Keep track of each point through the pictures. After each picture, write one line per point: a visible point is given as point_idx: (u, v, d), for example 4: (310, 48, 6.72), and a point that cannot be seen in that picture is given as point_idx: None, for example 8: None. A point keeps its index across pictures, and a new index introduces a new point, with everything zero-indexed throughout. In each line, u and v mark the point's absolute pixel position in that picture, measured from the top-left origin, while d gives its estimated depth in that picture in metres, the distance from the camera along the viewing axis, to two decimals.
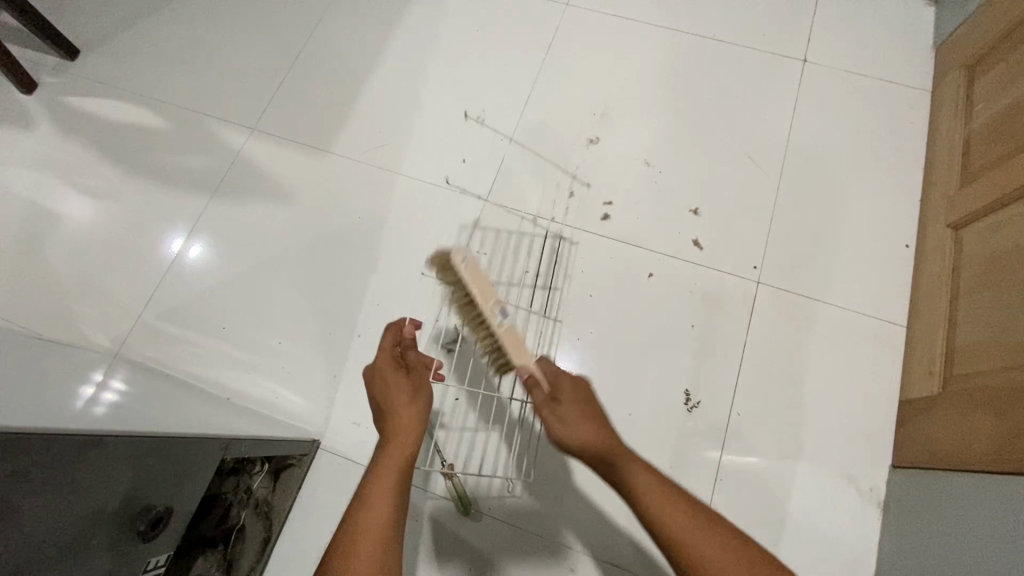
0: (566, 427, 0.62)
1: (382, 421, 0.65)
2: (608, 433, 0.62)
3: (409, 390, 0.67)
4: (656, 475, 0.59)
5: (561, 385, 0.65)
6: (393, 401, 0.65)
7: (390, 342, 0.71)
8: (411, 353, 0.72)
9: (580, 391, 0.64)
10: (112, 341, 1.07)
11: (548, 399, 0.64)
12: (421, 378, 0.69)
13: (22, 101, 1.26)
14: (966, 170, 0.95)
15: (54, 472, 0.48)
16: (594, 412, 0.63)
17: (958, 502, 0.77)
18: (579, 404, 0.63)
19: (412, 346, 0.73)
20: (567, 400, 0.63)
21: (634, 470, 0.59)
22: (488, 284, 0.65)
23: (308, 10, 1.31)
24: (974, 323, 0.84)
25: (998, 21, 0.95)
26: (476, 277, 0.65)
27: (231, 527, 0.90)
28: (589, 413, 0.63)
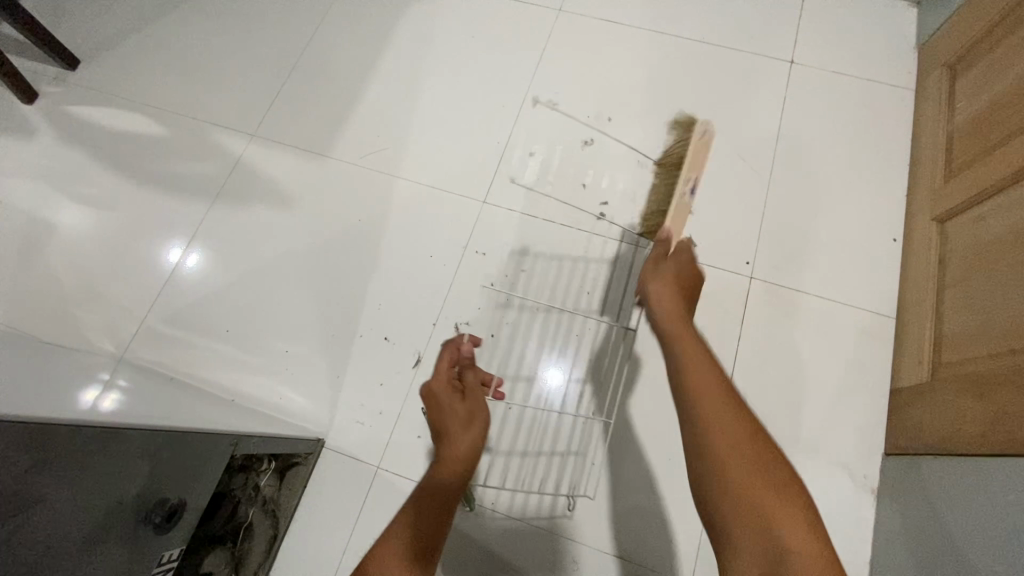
0: (649, 281, 0.69)
1: (438, 444, 0.70)
2: (684, 309, 0.66)
3: (466, 415, 0.71)
4: (702, 343, 0.61)
5: (677, 253, 0.72)
6: (449, 425, 0.70)
7: (447, 361, 0.75)
8: (470, 374, 0.76)
9: (681, 269, 0.70)
10: (115, 346, 1.08)
11: (658, 255, 0.72)
12: (476, 403, 0.72)
13: (23, 111, 1.27)
14: (950, 165, 0.98)
15: (77, 464, 0.50)
16: (681, 289, 0.69)
17: (949, 485, 0.79)
18: (677, 276, 0.70)
19: (470, 365, 0.76)
20: (668, 261, 0.71)
21: (687, 338, 0.62)
22: (703, 163, 0.75)
23: (305, 17, 1.33)
24: (959, 311, 0.87)
25: (978, 21, 0.99)
26: (698, 150, 0.74)
27: (240, 524, 0.91)
28: (678, 286, 0.69)
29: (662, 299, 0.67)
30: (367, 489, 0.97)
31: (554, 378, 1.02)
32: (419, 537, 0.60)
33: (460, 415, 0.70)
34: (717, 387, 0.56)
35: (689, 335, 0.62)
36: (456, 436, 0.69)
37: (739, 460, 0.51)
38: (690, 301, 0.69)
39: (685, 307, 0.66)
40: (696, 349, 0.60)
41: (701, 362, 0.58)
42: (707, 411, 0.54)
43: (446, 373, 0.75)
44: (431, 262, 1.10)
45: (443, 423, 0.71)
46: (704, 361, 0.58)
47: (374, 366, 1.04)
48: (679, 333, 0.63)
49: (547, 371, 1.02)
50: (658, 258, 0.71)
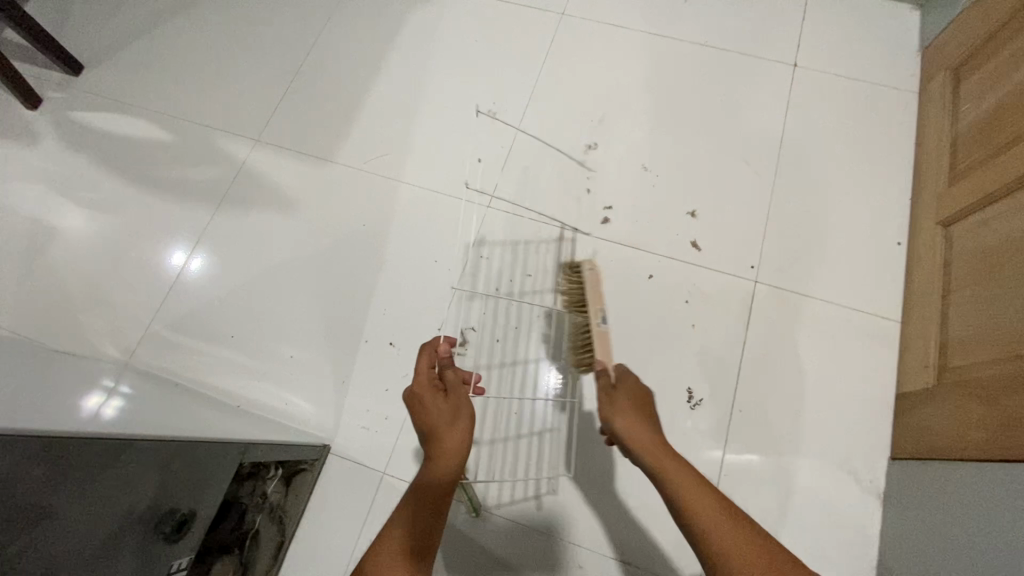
0: (616, 419, 0.70)
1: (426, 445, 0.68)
2: (653, 430, 0.69)
3: (451, 413, 0.69)
4: (690, 472, 0.64)
5: (624, 381, 0.73)
6: (434, 425, 0.68)
7: (426, 364, 0.73)
8: (449, 373, 0.72)
9: (637, 395, 0.72)
10: (120, 351, 1.09)
11: (609, 389, 0.72)
12: (460, 400, 0.70)
13: (27, 116, 1.27)
14: (954, 169, 0.98)
15: (87, 477, 0.50)
16: (646, 418, 0.70)
17: (956, 490, 0.79)
18: (636, 403, 0.71)
19: (450, 366, 0.73)
20: (622, 389, 0.72)
21: (670, 465, 0.64)
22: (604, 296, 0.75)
23: (308, 22, 1.33)
24: (964, 316, 0.87)
25: (981, 25, 0.99)
26: (594, 287, 0.75)
27: (247, 531, 0.91)
28: (641, 415, 0.70)
29: (630, 432, 0.68)
30: (373, 494, 0.97)
31: (558, 381, 1.02)
32: (414, 535, 0.61)
33: (445, 414, 0.68)
34: (727, 525, 0.58)
35: (676, 467, 0.64)
36: (444, 436, 0.66)
37: None
38: (656, 422, 0.71)
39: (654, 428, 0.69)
40: (689, 481, 0.63)
41: (706, 500, 0.60)
42: (721, 551, 0.56)
43: (422, 377, 0.71)
44: (435, 267, 1.10)
45: (429, 423, 0.68)
46: (696, 488, 0.62)
47: (378, 371, 1.04)
48: (667, 474, 0.64)
49: (551, 374, 1.02)
50: (608, 390, 0.72)
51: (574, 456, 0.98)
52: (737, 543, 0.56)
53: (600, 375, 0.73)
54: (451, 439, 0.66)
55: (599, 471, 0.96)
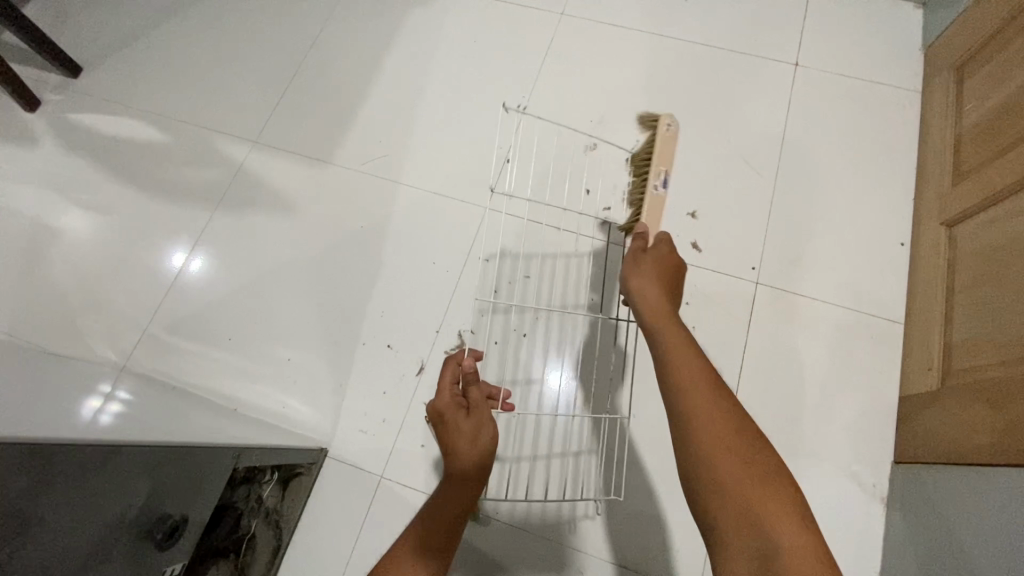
0: (631, 277, 0.66)
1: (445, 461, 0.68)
2: (666, 301, 0.64)
3: (471, 431, 0.67)
4: (686, 338, 0.59)
5: (658, 246, 0.69)
6: (455, 441, 0.67)
7: (450, 378, 0.72)
8: (474, 391, 0.70)
9: (665, 262, 0.67)
10: (118, 354, 1.08)
11: (640, 251, 0.69)
12: (481, 417, 0.68)
13: (25, 118, 1.27)
14: (958, 169, 0.97)
15: (78, 482, 0.49)
16: (664, 283, 0.66)
17: (961, 495, 0.78)
18: (659, 271, 0.66)
19: (475, 382, 0.70)
20: (647, 259, 0.67)
21: (671, 335, 0.60)
22: (672, 155, 0.77)
23: (306, 23, 1.33)
24: (969, 318, 0.86)
25: (985, 23, 0.98)
26: (667, 143, 0.77)
27: (242, 536, 0.88)
28: (660, 279, 0.65)
29: (642, 291, 0.64)
30: (371, 498, 0.96)
31: (558, 384, 1.01)
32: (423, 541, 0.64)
33: (465, 432, 0.67)
34: (706, 398, 0.55)
35: (676, 332, 0.60)
36: (459, 453, 0.66)
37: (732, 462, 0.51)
38: (673, 294, 0.67)
39: (668, 297, 0.64)
40: (683, 349, 0.58)
41: (693, 370, 0.56)
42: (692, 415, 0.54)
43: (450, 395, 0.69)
44: (434, 269, 1.09)
45: (448, 440, 0.68)
46: (689, 361, 0.57)
47: (377, 374, 1.03)
48: (662, 336, 0.60)
49: (550, 376, 1.01)
50: (638, 254, 0.68)
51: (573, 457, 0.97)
52: (711, 415, 0.54)
53: (638, 237, 0.70)
54: (466, 457, 0.66)
55: (598, 473, 0.96)
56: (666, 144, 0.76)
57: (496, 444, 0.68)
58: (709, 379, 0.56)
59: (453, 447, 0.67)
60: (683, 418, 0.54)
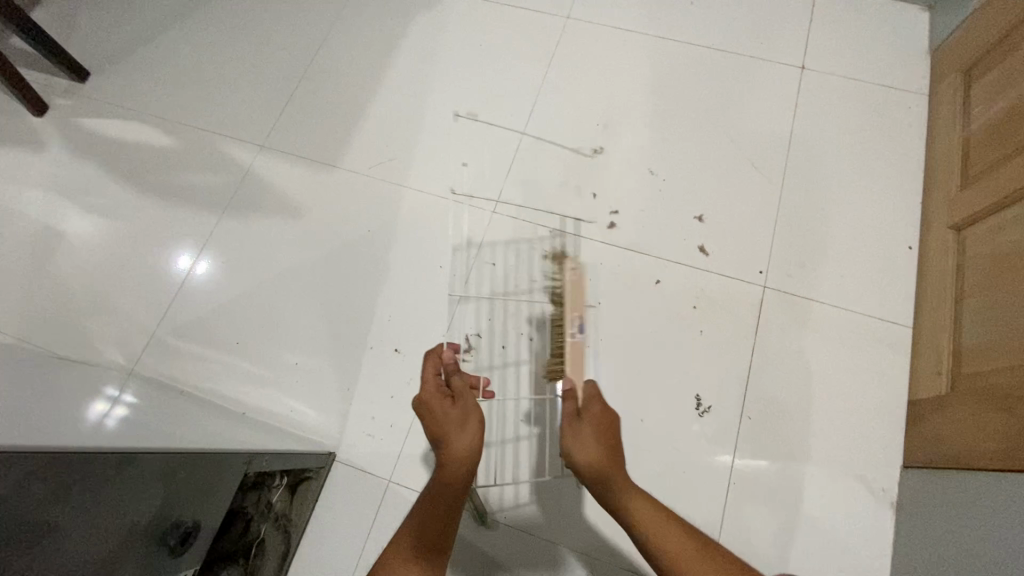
0: (575, 454, 0.65)
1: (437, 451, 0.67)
2: (618, 460, 0.64)
3: (460, 419, 0.67)
4: (655, 506, 0.61)
5: (593, 402, 0.68)
6: (444, 431, 0.67)
7: (432, 370, 0.72)
8: (457, 378, 0.72)
9: (601, 418, 0.67)
10: (126, 358, 1.09)
11: (575, 413, 0.67)
12: (468, 405, 0.69)
13: (33, 122, 1.28)
14: (966, 172, 0.97)
15: (92, 490, 0.49)
16: (605, 442, 0.65)
17: (971, 500, 0.78)
18: (599, 433, 0.66)
19: (455, 370, 0.72)
20: (587, 420, 0.67)
21: (635, 504, 0.61)
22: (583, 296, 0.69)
23: (312, 28, 1.33)
24: (979, 322, 0.86)
25: (993, 27, 0.98)
26: (577, 283, 0.70)
27: (252, 541, 0.90)
28: (603, 444, 0.65)
29: (586, 458, 0.64)
30: (379, 502, 0.97)
31: None
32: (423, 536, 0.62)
33: (453, 420, 0.67)
34: (693, 559, 0.56)
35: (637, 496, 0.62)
36: (453, 440, 0.66)
37: None
38: (616, 443, 0.66)
39: (618, 461, 0.64)
40: (652, 514, 0.60)
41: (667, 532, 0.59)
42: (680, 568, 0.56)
43: (433, 383, 0.71)
44: (441, 273, 1.09)
45: (438, 431, 0.68)
46: (660, 521, 0.60)
47: (384, 378, 1.03)
48: (626, 507, 0.61)
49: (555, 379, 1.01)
50: (573, 417, 0.67)
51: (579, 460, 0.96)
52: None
53: (566, 399, 0.68)
54: (460, 444, 0.65)
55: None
56: (575, 293, 0.69)
57: (483, 427, 0.68)
58: (686, 533, 0.59)
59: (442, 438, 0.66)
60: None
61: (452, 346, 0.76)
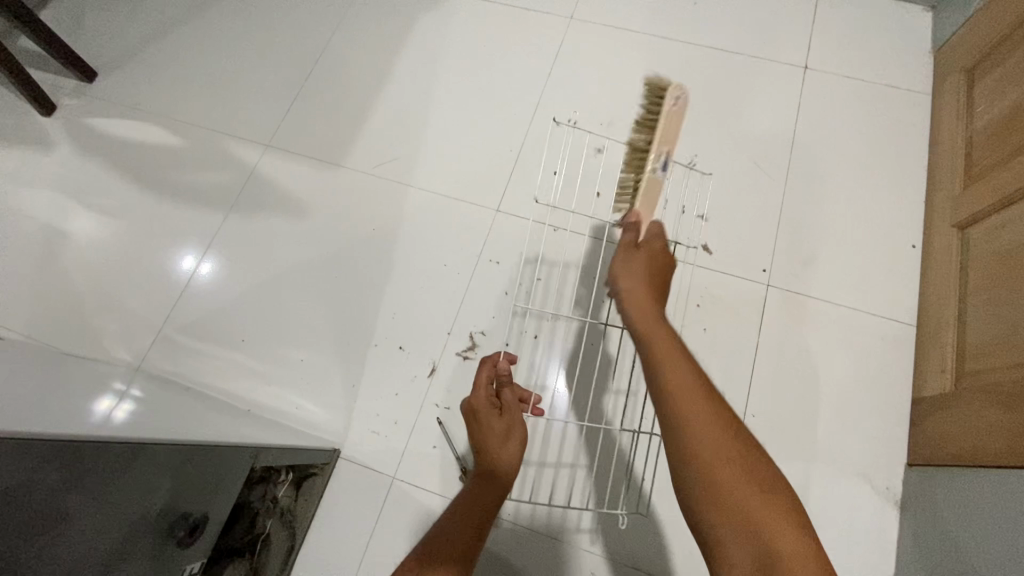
0: (623, 281, 0.67)
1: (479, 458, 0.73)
2: (655, 305, 0.65)
3: (504, 431, 0.73)
4: (679, 344, 0.59)
5: (653, 240, 0.70)
6: (488, 439, 0.73)
7: (485, 379, 0.76)
8: (508, 392, 0.76)
9: (657, 255, 0.69)
10: (133, 355, 1.09)
11: (631, 244, 0.69)
12: (514, 418, 0.75)
13: (41, 122, 1.29)
14: (970, 171, 0.97)
15: (104, 479, 0.50)
16: (652, 282, 0.67)
17: (975, 497, 0.78)
18: (649, 271, 0.67)
19: (508, 383, 0.76)
20: (643, 253, 0.69)
21: (661, 338, 0.60)
22: (677, 132, 0.70)
23: (317, 28, 1.34)
24: (983, 320, 0.86)
25: (996, 26, 0.98)
26: (673, 120, 0.69)
27: (257, 536, 0.90)
28: (649, 280, 0.67)
29: (632, 295, 0.65)
30: (383, 499, 0.97)
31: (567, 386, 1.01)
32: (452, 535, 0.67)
33: (498, 432, 0.73)
34: (699, 399, 0.54)
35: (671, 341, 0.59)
36: (494, 452, 0.72)
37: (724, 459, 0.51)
38: (662, 287, 0.68)
39: (659, 301, 0.65)
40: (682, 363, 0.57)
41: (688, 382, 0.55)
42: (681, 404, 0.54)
43: (485, 391, 0.75)
44: (445, 271, 1.10)
45: (482, 438, 0.74)
46: (676, 356, 0.58)
47: (389, 375, 1.04)
48: (656, 342, 0.59)
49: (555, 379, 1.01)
50: (631, 247, 0.69)
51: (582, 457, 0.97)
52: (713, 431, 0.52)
53: (628, 229, 0.70)
54: (503, 458, 0.71)
55: (608, 472, 0.96)
56: (672, 125, 0.69)
57: (524, 446, 0.73)
58: (707, 392, 0.55)
59: (487, 446, 0.73)
60: (679, 425, 0.53)
61: (506, 355, 0.79)
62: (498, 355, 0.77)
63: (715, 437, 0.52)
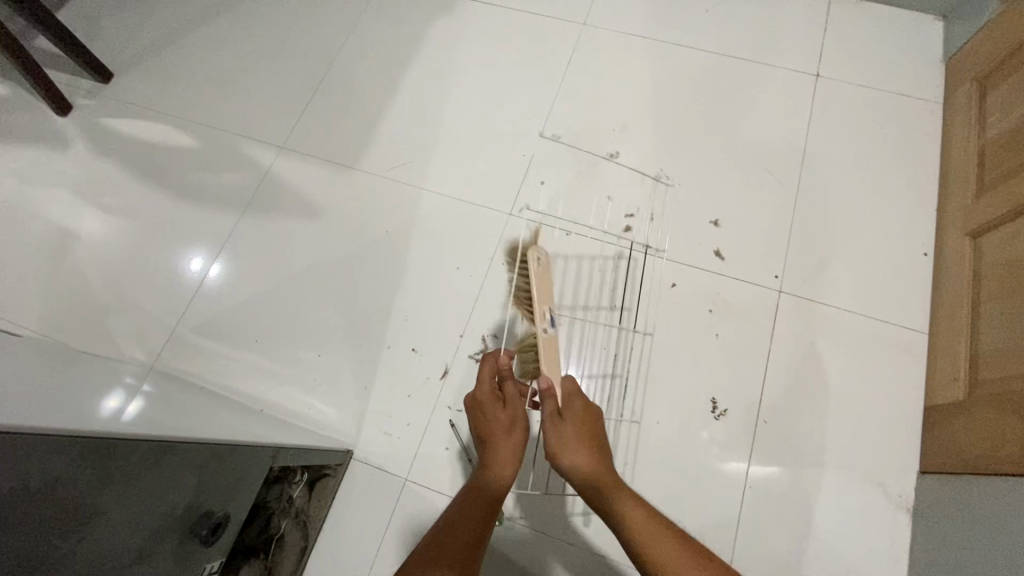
0: (567, 455, 0.66)
1: (484, 452, 0.72)
2: (601, 456, 0.67)
3: (506, 427, 0.72)
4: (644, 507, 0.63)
5: (572, 401, 0.69)
6: (492, 434, 0.72)
7: (490, 372, 0.76)
8: (510, 387, 0.76)
9: (588, 414, 0.69)
10: (147, 354, 1.10)
11: (556, 414, 0.68)
12: (516, 413, 0.73)
13: (57, 122, 1.30)
14: (982, 180, 0.97)
15: (134, 477, 0.51)
16: (595, 442, 0.67)
17: (988, 505, 0.78)
18: (581, 430, 0.67)
19: (509, 376, 0.76)
20: (570, 416, 0.68)
21: (622, 501, 0.63)
22: (550, 290, 0.70)
23: (331, 32, 1.35)
24: (996, 328, 0.86)
25: (1007, 37, 0.99)
26: (542, 280, 0.69)
27: (272, 536, 0.90)
28: (587, 436, 0.67)
29: (574, 459, 0.66)
30: (396, 500, 0.97)
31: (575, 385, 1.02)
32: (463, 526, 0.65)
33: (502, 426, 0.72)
34: (677, 558, 0.58)
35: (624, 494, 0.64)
36: (497, 449, 0.71)
37: None
38: (601, 445, 0.68)
39: (602, 460, 0.66)
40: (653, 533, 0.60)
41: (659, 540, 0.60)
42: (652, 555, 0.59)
43: (485, 387, 0.75)
44: (458, 274, 1.10)
45: (486, 431, 0.73)
46: (644, 518, 0.62)
47: (401, 377, 1.04)
48: (615, 502, 0.63)
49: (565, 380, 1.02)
50: (557, 415, 0.68)
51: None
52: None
53: (544, 397, 0.68)
54: (506, 454, 0.71)
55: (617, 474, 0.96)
56: (542, 285, 0.69)
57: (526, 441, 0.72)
58: (673, 534, 0.60)
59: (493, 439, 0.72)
60: None
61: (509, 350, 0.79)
62: (501, 351, 0.77)
63: None
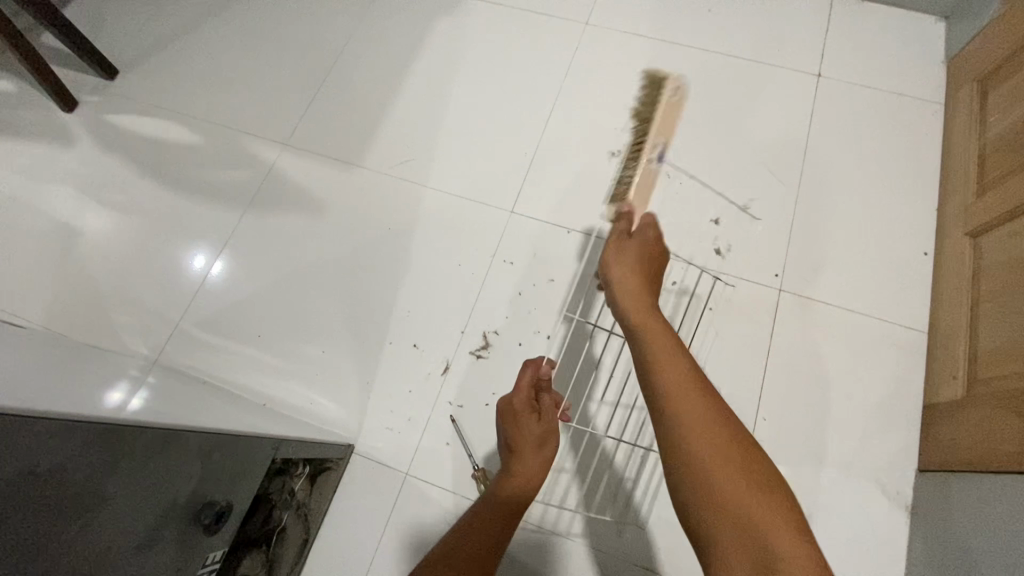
0: (614, 269, 0.65)
1: (512, 457, 0.74)
2: (646, 288, 0.63)
3: (540, 440, 0.74)
4: (671, 335, 0.58)
5: (644, 228, 0.68)
6: (523, 441, 0.74)
7: (530, 379, 0.78)
8: (546, 400, 0.78)
9: (648, 250, 0.66)
10: (151, 348, 1.11)
11: (625, 233, 0.68)
12: (551, 427, 0.76)
13: (63, 118, 1.31)
14: (982, 179, 0.98)
15: (140, 464, 0.51)
16: (643, 267, 0.65)
17: (986, 502, 0.78)
18: (639, 258, 0.65)
19: (547, 388, 0.79)
20: (635, 241, 0.67)
21: (651, 325, 0.59)
22: (674, 124, 0.73)
23: (335, 30, 1.36)
24: (995, 327, 0.86)
25: (1008, 37, 0.99)
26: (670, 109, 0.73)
27: (273, 528, 0.91)
28: (641, 269, 0.65)
29: (620, 275, 0.64)
30: (396, 494, 0.98)
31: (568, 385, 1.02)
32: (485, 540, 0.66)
33: (535, 437, 0.74)
34: (688, 391, 0.53)
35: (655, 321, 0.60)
36: (526, 459, 0.73)
37: (711, 442, 0.50)
38: (654, 279, 0.66)
39: (649, 290, 0.63)
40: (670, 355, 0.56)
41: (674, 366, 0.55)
42: (662, 373, 0.55)
43: (523, 395, 0.77)
44: (460, 271, 1.11)
45: (518, 438, 0.75)
46: (667, 344, 0.57)
47: (403, 373, 1.05)
48: (646, 326, 0.59)
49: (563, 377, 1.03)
50: (622, 235, 0.68)
51: (587, 453, 0.99)
52: (694, 411, 0.52)
53: (622, 217, 0.69)
54: (534, 463, 0.73)
55: (612, 468, 0.97)
56: (668, 116, 0.72)
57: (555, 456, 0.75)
58: (693, 373, 0.55)
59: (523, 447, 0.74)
60: (675, 421, 0.52)
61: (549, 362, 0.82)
62: (544, 360, 0.79)
63: (701, 414, 0.52)
